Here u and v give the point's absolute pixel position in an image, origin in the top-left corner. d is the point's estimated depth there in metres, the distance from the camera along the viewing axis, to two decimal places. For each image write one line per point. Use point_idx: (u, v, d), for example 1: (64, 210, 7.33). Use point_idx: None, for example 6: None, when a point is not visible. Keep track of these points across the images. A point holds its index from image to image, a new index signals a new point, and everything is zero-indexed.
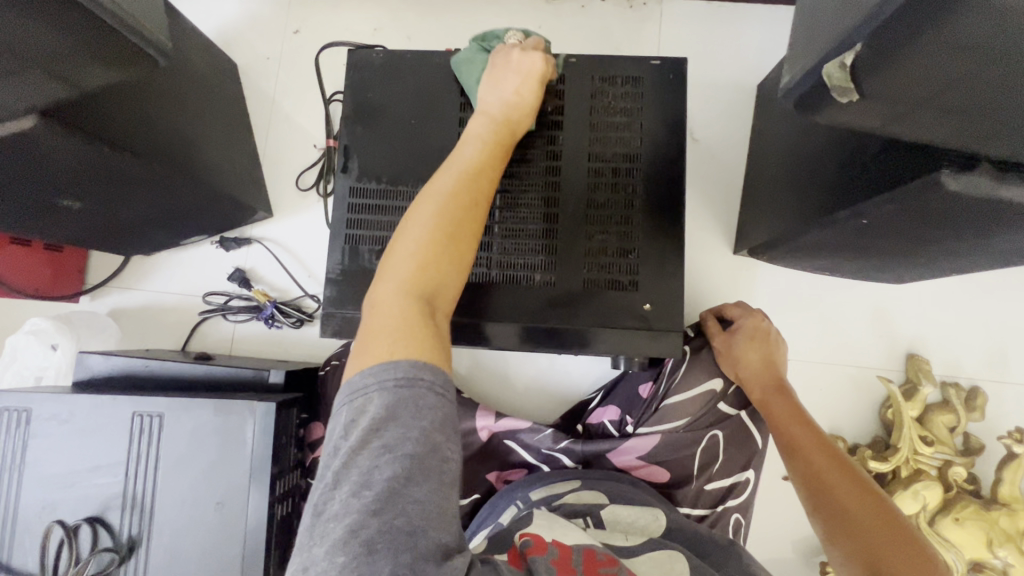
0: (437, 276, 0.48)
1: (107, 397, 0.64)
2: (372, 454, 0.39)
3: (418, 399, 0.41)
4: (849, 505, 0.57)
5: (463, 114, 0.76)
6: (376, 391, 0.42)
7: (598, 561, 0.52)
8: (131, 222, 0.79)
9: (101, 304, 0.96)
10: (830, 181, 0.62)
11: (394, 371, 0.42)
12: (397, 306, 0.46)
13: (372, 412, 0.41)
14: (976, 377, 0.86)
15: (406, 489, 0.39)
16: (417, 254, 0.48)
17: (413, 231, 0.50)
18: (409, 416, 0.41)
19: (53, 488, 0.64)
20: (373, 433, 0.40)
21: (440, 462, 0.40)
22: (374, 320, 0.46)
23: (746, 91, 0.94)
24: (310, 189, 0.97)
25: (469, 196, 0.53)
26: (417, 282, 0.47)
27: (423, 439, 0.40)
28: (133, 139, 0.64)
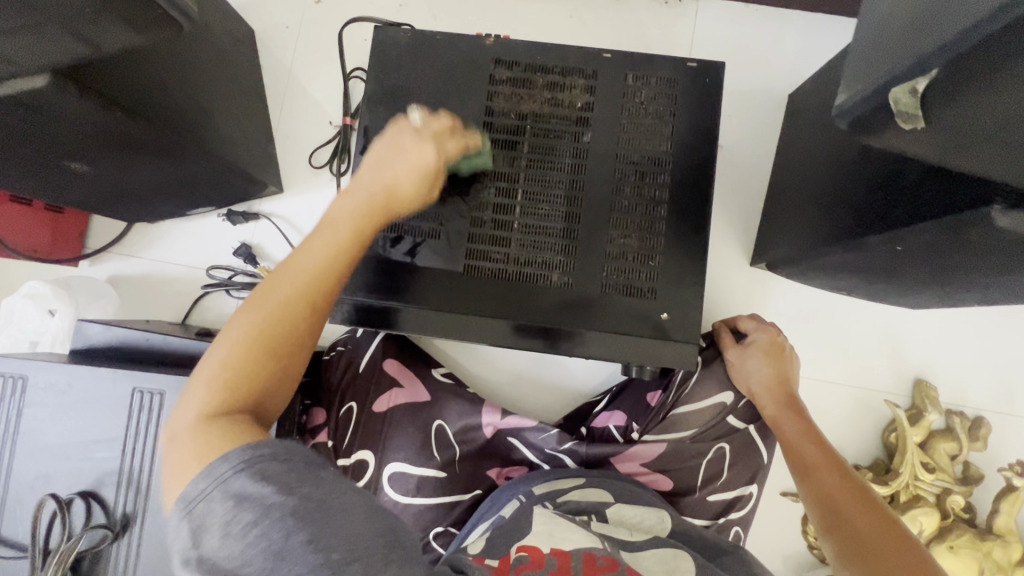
0: (252, 375, 0.42)
1: (107, 371, 0.63)
2: (234, 541, 0.34)
3: (269, 470, 0.36)
4: (859, 525, 0.57)
5: (490, 104, 0.75)
6: (215, 492, 0.36)
7: (598, 564, 0.51)
8: (139, 190, 0.77)
9: (101, 270, 0.94)
10: (864, 203, 0.61)
11: (228, 461, 0.37)
12: (200, 427, 0.39)
13: (220, 505, 0.35)
14: (982, 408, 0.86)
15: (287, 548, 0.33)
16: (235, 356, 0.42)
17: (229, 339, 0.43)
18: (262, 488, 0.36)
19: (48, 459, 0.62)
20: (228, 522, 0.35)
21: (318, 500, 0.35)
22: (178, 435, 0.40)
23: (777, 101, 0.92)
24: (323, 167, 0.95)
25: (311, 293, 0.45)
26: (228, 397, 0.41)
27: (285, 494, 0.35)
28: (150, 107, 0.62)
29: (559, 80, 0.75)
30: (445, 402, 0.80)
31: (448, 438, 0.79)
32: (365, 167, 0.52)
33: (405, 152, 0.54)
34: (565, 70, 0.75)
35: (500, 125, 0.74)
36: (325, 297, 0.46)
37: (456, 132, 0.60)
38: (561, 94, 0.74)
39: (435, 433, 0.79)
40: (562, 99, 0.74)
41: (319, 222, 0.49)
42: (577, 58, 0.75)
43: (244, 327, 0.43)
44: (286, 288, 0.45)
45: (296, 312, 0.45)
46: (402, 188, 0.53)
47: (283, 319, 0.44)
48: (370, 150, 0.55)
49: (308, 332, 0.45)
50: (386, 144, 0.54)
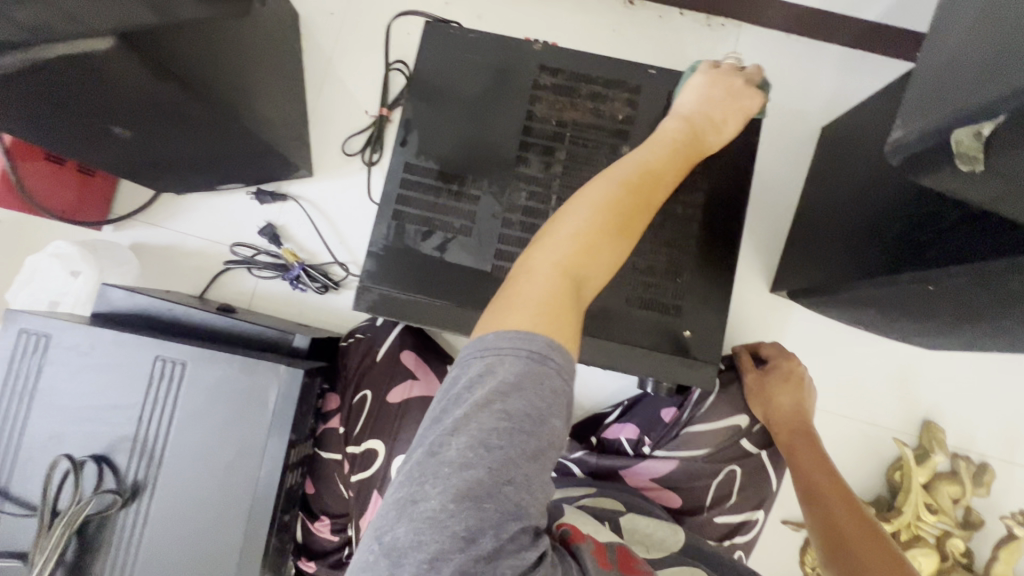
0: (594, 251, 0.45)
1: (133, 336, 0.63)
2: (489, 415, 0.37)
3: (545, 377, 0.39)
4: (863, 555, 0.57)
5: (533, 108, 0.75)
6: (509, 355, 0.39)
7: (632, 560, 0.51)
8: (177, 161, 0.78)
9: (124, 236, 0.94)
10: (895, 241, 0.62)
11: (532, 343, 0.39)
12: (556, 275, 0.43)
13: (501, 378, 0.38)
14: (987, 455, 0.87)
15: (514, 466, 0.37)
16: (596, 226, 0.46)
17: (582, 209, 0.47)
18: (533, 391, 0.38)
19: (65, 419, 0.62)
20: (496, 396, 0.38)
21: (545, 452, 0.38)
22: (524, 280, 0.44)
23: (810, 132, 0.93)
24: (355, 155, 0.95)
25: (643, 194, 0.50)
26: (579, 257, 0.44)
27: (542, 419, 0.38)
28: (205, 81, 0.62)
29: (602, 92, 0.75)
30: None
31: None
32: (696, 102, 0.63)
33: (712, 80, 0.65)
34: (609, 82, 0.75)
35: (540, 130, 0.75)
36: (647, 191, 0.50)
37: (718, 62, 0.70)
38: (603, 106, 0.75)
39: None
40: (604, 111, 0.75)
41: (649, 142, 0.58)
42: (622, 71, 0.75)
43: (595, 207, 0.47)
44: (625, 177, 0.50)
45: (635, 197, 0.49)
46: (726, 126, 0.62)
47: (631, 204, 0.48)
48: (695, 82, 0.65)
49: (637, 224, 0.48)
50: (719, 87, 0.64)
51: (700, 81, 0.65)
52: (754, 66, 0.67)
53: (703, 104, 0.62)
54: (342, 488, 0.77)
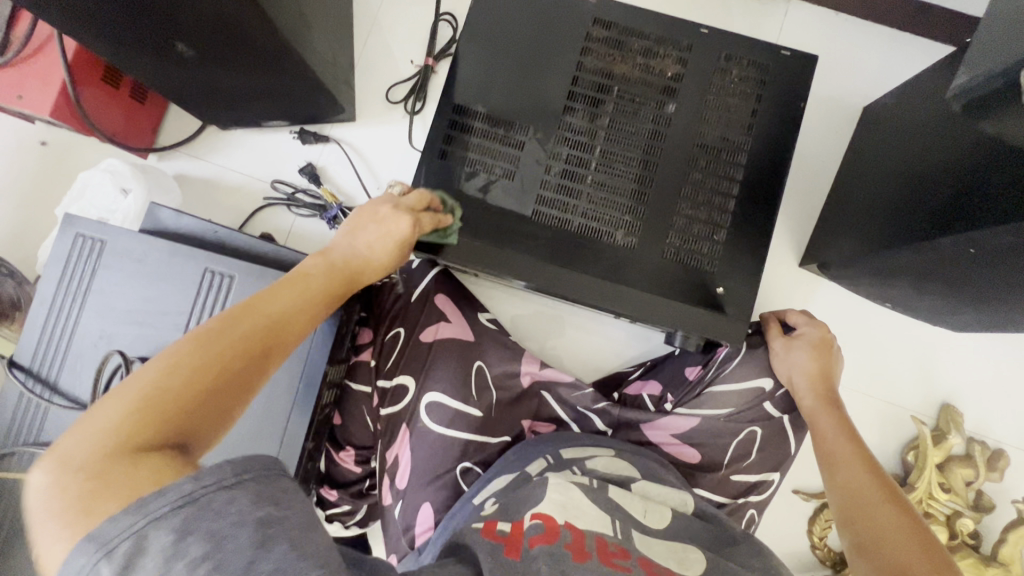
0: (188, 405, 0.40)
1: (184, 247, 0.65)
2: (198, 517, 0.33)
3: (236, 470, 0.35)
4: (878, 518, 0.58)
5: (583, 60, 0.76)
6: (167, 481, 0.34)
7: (610, 551, 0.49)
8: (237, 91, 0.80)
9: (168, 166, 0.96)
10: (936, 208, 0.62)
11: (163, 494, 0.33)
12: (125, 417, 0.37)
13: (182, 485, 0.33)
14: (1003, 442, 0.87)
15: (259, 542, 0.33)
16: (175, 368, 0.41)
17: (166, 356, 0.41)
18: (237, 479, 0.35)
19: (114, 321, 0.64)
20: (192, 500, 0.33)
21: (297, 507, 0.35)
22: (87, 433, 0.36)
23: (851, 111, 0.93)
24: (398, 103, 0.97)
25: (249, 348, 0.44)
26: (160, 397, 0.39)
27: (261, 494, 0.34)
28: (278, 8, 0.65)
29: (653, 49, 0.76)
30: (487, 344, 0.82)
31: (486, 380, 0.80)
32: (344, 244, 0.61)
33: (382, 229, 0.63)
34: (661, 39, 0.76)
35: (589, 82, 0.76)
36: (258, 356, 0.45)
37: (427, 213, 0.68)
38: (653, 62, 0.76)
39: (475, 373, 0.79)
40: (654, 67, 0.76)
41: (285, 282, 0.53)
42: (675, 30, 0.76)
43: (170, 357, 0.41)
44: (250, 328, 0.45)
45: (218, 359, 0.43)
46: (373, 257, 0.62)
47: (224, 369, 0.42)
48: (342, 231, 0.62)
49: (233, 396, 0.42)
50: (365, 225, 0.63)
51: (349, 226, 0.63)
52: (418, 194, 0.68)
53: (351, 260, 0.59)
54: (368, 419, 0.79)
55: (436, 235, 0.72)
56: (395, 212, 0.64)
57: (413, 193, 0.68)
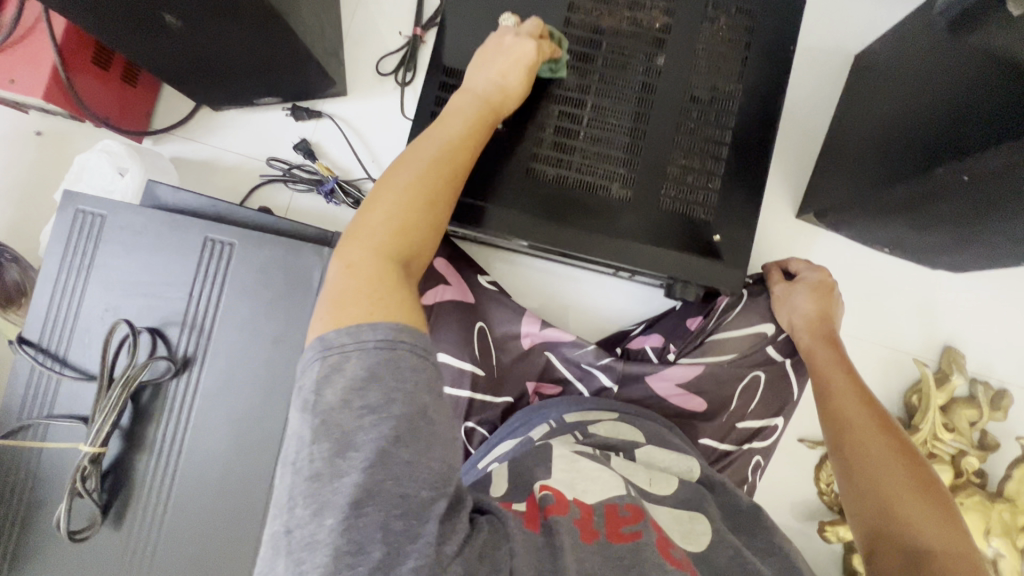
0: (406, 231, 0.51)
1: (184, 216, 0.65)
2: (354, 416, 0.40)
3: (399, 360, 0.42)
4: (872, 448, 0.62)
5: (570, 15, 0.76)
6: (356, 352, 0.42)
7: (621, 518, 0.51)
8: (229, 65, 0.80)
9: (164, 149, 0.97)
10: (931, 140, 0.63)
11: (374, 332, 0.43)
12: (374, 263, 0.48)
13: (353, 370, 0.41)
14: (1005, 381, 0.88)
15: (395, 454, 0.39)
16: (382, 217, 0.51)
17: (365, 213, 0.51)
18: (391, 377, 0.41)
19: (120, 294, 0.65)
20: (354, 393, 0.41)
21: (428, 426, 0.41)
22: (338, 282, 0.47)
23: (845, 58, 0.92)
24: (389, 75, 0.97)
25: (426, 195, 0.54)
26: (396, 243, 0.50)
27: (405, 408, 0.41)
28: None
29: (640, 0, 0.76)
30: (489, 306, 0.82)
31: (487, 341, 0.82)
32: (485, 80, 0.66)
33: (506, 50, 0.68)
34: None
35: (577, 37, 0.76)
36: (442, 199, 0.55)
37: (546, 40, 0.70)
38: (641, 15, 0.76)
39: (478, 334, 0.81)
40: (641, 19, 0.76)
41: (437, 120, 0.62)
42: None
43: (378, 220, 0.50)
44: (408, 183, 0.53)
45: (416, 203, 0.53)
46: (509, 83, 0.67)
47: (415, 213, 0.52)
48: (473, 68, 0.68)
49: (439, 216, 0.55)
50: (492, 53, 0.68)
51: (475, 67, 0.68)
52: (534, 23, 0.70)
53: (485, 91, 0.66)
54: None
55: (548, 66, 0.73)
56: (518, 41, 0.68)
57: (529, 21, 0.71)
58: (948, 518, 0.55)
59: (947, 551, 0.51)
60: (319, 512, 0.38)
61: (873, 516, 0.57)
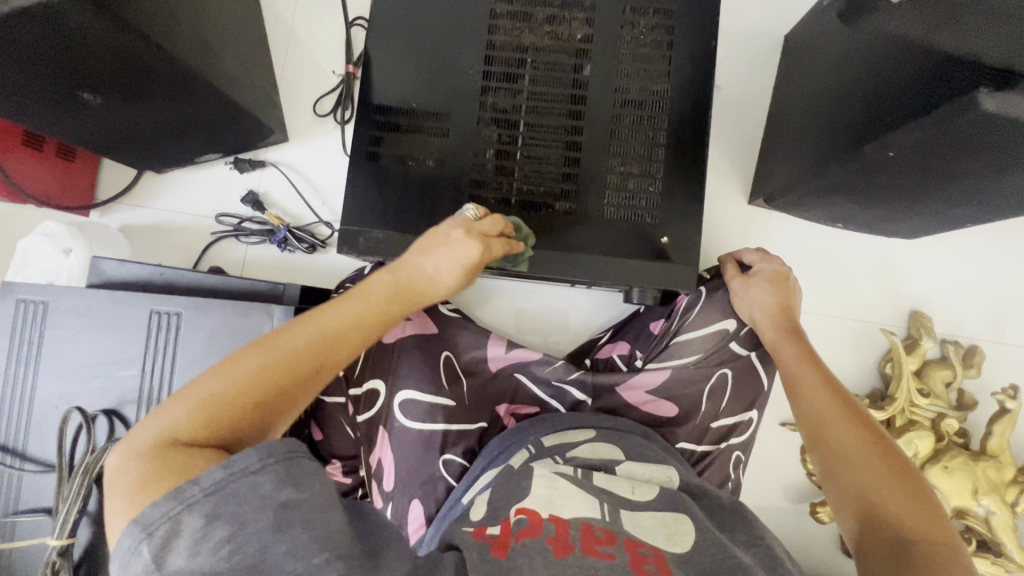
0: (241, 404, 0.44)
1: (126, 293, 0.65)
2: (205, 551, 0.35)
3: (257, 484, 0.37)
4: (846, 441, 0.62)
5: (491, 38, 0.76)
6: (201, 500, 0.36)
7: (595, 535, 0.52)
8: (154, 130, 0.79)
9: (112, 220, 0.96)
10: (856, 117, 0.62)
11: (197, 484, 0.37)
12: (171, 448, 0.40)
13: (192, 521, 0.36)
14: (975, 337, 0.89)
15: (270, 546, 0.36)
16: (252, 364, 0.46)
17: (215, 371, 0.45)
18: (246, 496, 0.37)
19: (71, 379, 0.64)
20: (199, 540, 0.35)
21: (310, 498, 0.39)
22: (133, 455, 0.40)
23: (774, 39, 0.93)
24: (327, 115, 0.97)
25: (299, 359, 0.48)
26: (206, 430, 0.42)
27: (269, 497, 0.37)
28: (170, 30, 0.66)
29: (558, 14, 0.76)
30: (454, 335, 0.82)
31: (456, 370, 0.81)
32: (411, 259, 0.59)
33: (450, 254, 0.60)
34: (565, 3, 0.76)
35: (501, 59, 0.76)
36: (316, 367, 0.48)
37: (501, 238, 0.65)
38: (560, 28, 0.75)
39: (444, 364, 0.81)
40: (562, 32, 0.75)
41: (351, 294, 0.55)
42: None
43: (204, 392, 0.44)
44: (330, 327, 0.50)
45: (288, 369, 0.47)
46: (439, 277, 0.59)
47: (299, 362, 0.48)
48: (413, 254, 0.60)
49: (315, 377, 0.49)
50: (436, 240, 0.61)
51: (419, 246, 0.61)
52: (492, 216, 0.65)
53: (393, 291, 0.56)
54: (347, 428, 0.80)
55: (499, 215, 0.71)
56: (452, 233, 0.61)
57: (489, 218, 0.65)
58: (926, 505, 0.54)
59: (924, 536, 0.51)
60: None
61: (854, 511, 0.56)
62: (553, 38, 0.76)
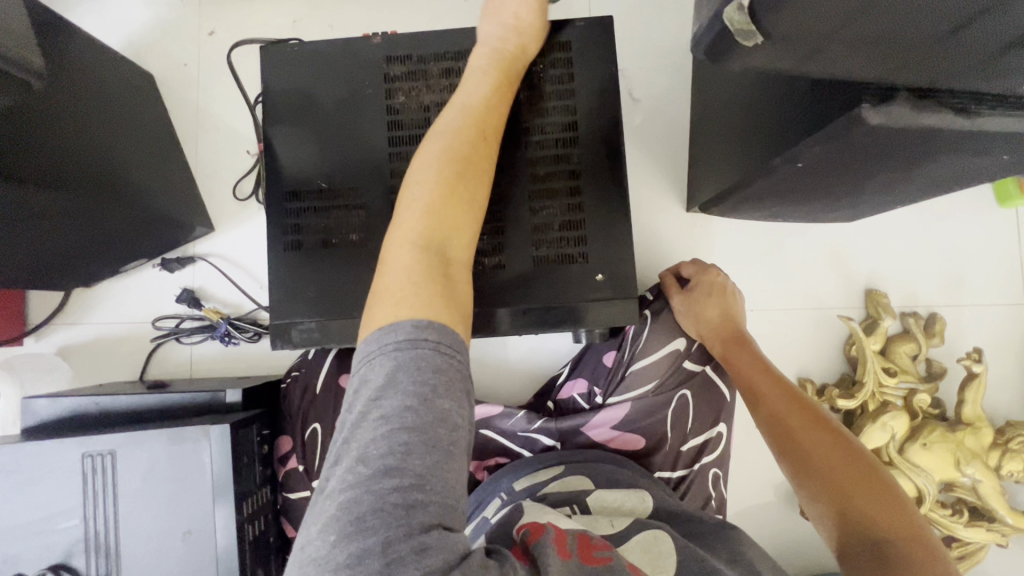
0: (446, 233, 0.50)
1: (53, 441, 0.62)
2: (373, 422, 0.40)
3: (422, 360, 0.42)
4: (812, 448, 0.60)
5: (392, 102, 0.74)
6: (382, 353, 0.42)
7: (593, 543, 0.51)
8: (60, 258, 0.76)
9: (48, 343, 0.92)
10: (763, 130, 0.61)
11: (396, 333, 0.43)
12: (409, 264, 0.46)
13: (379, 376, 0.42)
14: (933, 304, 0.88)
15: (406, 462, 0.39)
16: (427, 190, 0.51)
17: (420, 180, 0.52)
18: (413, 380, 0.41)
19: (11, 541, 0.61)
20: (375, 402, 0.40)
21: (444, 435, 0.40)
22: (392, 272, 0.47)
23: (682, 42, 0.91)
24: (249, 197, 0.94)
25: (456, 169, 0.53)
26: (428, 230, 0.49)
27: (426, 405, 0.40)
28: (27, 165, 0.61)
29: (454, 65, 0.74)
30: None
31: None
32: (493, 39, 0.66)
33: (505, 30, 0.67)
34: (458, 53, 0.74)
35: (406, 121, 0.74)
36: (472, 174, 0.54)
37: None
38: (458, 79, 0.74)
39: None
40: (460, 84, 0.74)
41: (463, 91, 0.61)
42: (468, 40, 0.74)
43: (423, 191, 0.51)
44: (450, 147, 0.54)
45: (456, 171, 0.53)
46: (525, 47, 0.66)
47: (460, 168, 0.53)
48: (488, 28, 0.67)
49: (476, 197, 0.53)
50: (502, 15, 0.67)
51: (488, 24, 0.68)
52: None
53: (500, 46, 0.65)
54: None
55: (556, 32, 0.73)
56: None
57: None
58: (898, 504, 0.53)
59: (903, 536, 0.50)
60: (331, 516, 0.38)
61: (831, 517, 0.54)
62: (455, 91, 0.74)
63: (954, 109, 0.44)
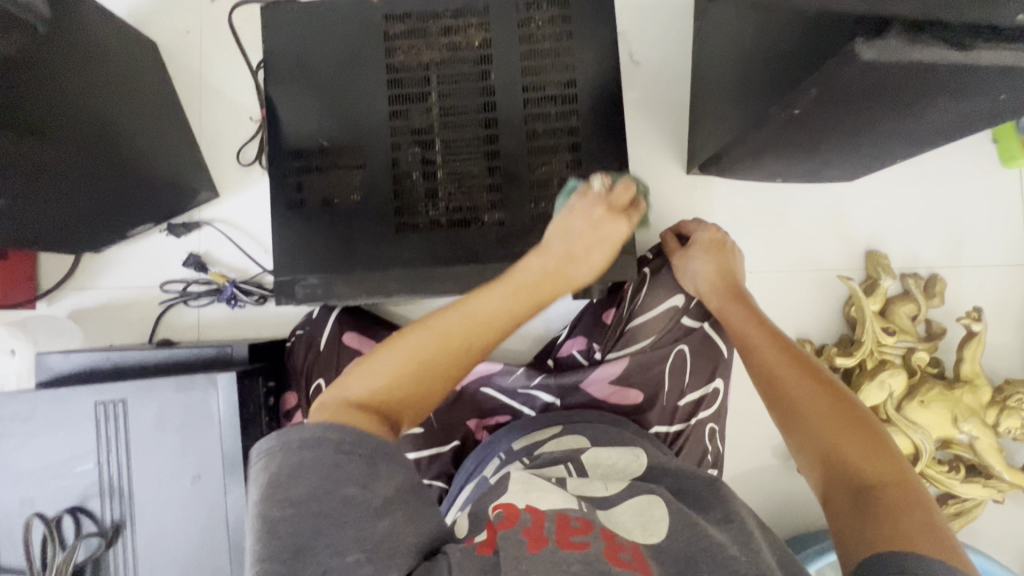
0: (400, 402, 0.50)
1: (67, 389, 0.64)
2: (276, 506, 0.40)
3: (318, 459, 0.42)
4: (801, 398, 0.60)
5: (392, 61, 0.74)
6: (278, 453, 0.42)
7: (571, 526, 0.49)
8: (69, 221, 0.77)
9: (60, 307, 0.94)
10: (762, 80, 0.61)
11: (300, 435, 0.43)
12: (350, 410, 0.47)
13: (275, 468, 0.42)
14: (934, 266, 0.88)
15: (318, 538, 0.39)
16: (395, 362, 0.51)
17: (392, 351, 0.52)
18: (309, 476, 0.41)
19: (30, 484, 0.64)
20: (280, 486, 0.40)
21: (354, 502, 0.40)
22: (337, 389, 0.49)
23: (683, 3, 0.91)
24: (253, 163, 0.95)
25: (446, 365, 0.53)
26: (387, 398, 0.50)
27: (326, 488, 0.40)
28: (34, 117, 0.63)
29: (453, 23, 0.74)
30: None
31: None
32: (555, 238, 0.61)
33: (594, 222, 0.62)
34: (457, 11, 0.74)
35: (406, 80, 0.74)
36: (459, 364, 0.53)
37: (632, 206, 0.64)
38: (458, 37, 0.74)
39: None
40: (460, 42, 0.74)
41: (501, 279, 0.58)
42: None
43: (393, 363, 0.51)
44: (449, 332, 0.53)
45: (442, 366, 0.53)
46: (592, 258, 0.62)
47: (445, 367, 0.53)
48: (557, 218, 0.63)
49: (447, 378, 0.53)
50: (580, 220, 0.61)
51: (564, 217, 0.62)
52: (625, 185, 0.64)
53: (566, 257, 0.60)
54: None
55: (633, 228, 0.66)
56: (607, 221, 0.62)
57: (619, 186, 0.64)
58: (887, 453, 0.53)
59: (888, 485, 0.50)
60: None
61: (818, 465, 0.55)
62: (454, 49, 0.74)
63: (948, 43, 0.44)
